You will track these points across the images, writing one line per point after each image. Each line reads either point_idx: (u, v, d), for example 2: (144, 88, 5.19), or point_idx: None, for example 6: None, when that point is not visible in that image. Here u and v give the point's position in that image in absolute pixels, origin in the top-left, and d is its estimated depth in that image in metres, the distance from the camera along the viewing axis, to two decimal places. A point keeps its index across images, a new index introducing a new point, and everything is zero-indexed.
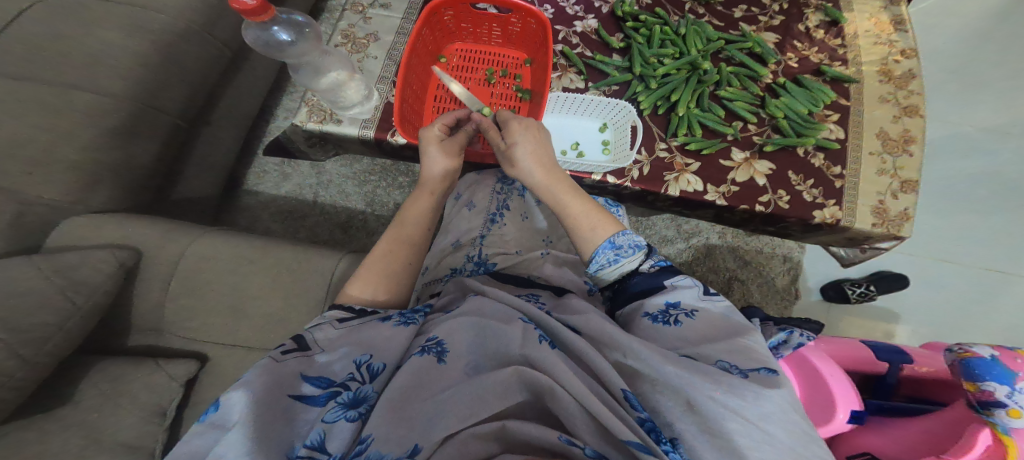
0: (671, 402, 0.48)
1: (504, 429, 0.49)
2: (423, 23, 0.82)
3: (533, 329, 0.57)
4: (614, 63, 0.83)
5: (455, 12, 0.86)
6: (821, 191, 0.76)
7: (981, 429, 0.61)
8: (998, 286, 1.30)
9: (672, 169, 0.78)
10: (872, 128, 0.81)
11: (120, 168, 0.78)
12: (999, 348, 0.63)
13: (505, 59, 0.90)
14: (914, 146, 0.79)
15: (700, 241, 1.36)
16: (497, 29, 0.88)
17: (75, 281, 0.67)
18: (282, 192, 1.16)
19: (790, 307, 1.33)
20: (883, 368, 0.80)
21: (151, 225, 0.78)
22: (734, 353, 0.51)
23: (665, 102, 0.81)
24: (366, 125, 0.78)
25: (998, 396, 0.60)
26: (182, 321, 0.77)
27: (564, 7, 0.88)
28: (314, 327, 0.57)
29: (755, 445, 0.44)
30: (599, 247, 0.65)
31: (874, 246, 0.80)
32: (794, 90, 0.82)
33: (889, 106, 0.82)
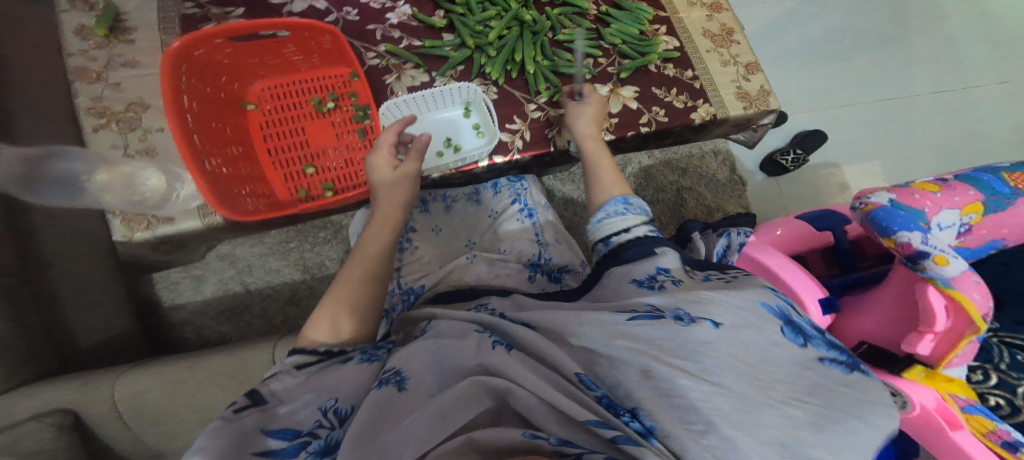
0: (627, 372, 0.45)
1: (471, 441, 0.45)
2: (192, 73, 0.74)
3: (488, 338, 0.56)
4: (447, 44, 0.80)
5: (232, 49, 0.79)
6: (687, 95, 0.76)
7: (926, 289, 0.55)
8: (899, 110, 1.41)
9: (552, 125, 0.78)
10: (696, 31, 0.81)
11: (33, 336, 0.69)
12: (896, 189, 0.61)
13: (323, 81, 0.86)
14: (736, 35, 0.81)
15: (635, 168, 1.32)
16: (295, 53, 0.83)
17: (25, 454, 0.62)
18: (207, 295, 1.08)
19: (744, 195, 1.33)
20: (830, 236, 0.79)
21: (63, 385, 0.70)
22: (693, 303, 0.48)
23: (513, 64, 0.79)
24: (203, 212, 0.79)
25: (916, 246, 0.56)
26: (169, 443, 0.78)
27: (367, 3, 0.82)
28: (269, 379, 0.53)
29: (708, 398, 0.41)
30: (612, 198, 0.65)
31: (759, 125, 0.81)
32: (618, 14, 0.80)
33: (699, 8, 0.84)
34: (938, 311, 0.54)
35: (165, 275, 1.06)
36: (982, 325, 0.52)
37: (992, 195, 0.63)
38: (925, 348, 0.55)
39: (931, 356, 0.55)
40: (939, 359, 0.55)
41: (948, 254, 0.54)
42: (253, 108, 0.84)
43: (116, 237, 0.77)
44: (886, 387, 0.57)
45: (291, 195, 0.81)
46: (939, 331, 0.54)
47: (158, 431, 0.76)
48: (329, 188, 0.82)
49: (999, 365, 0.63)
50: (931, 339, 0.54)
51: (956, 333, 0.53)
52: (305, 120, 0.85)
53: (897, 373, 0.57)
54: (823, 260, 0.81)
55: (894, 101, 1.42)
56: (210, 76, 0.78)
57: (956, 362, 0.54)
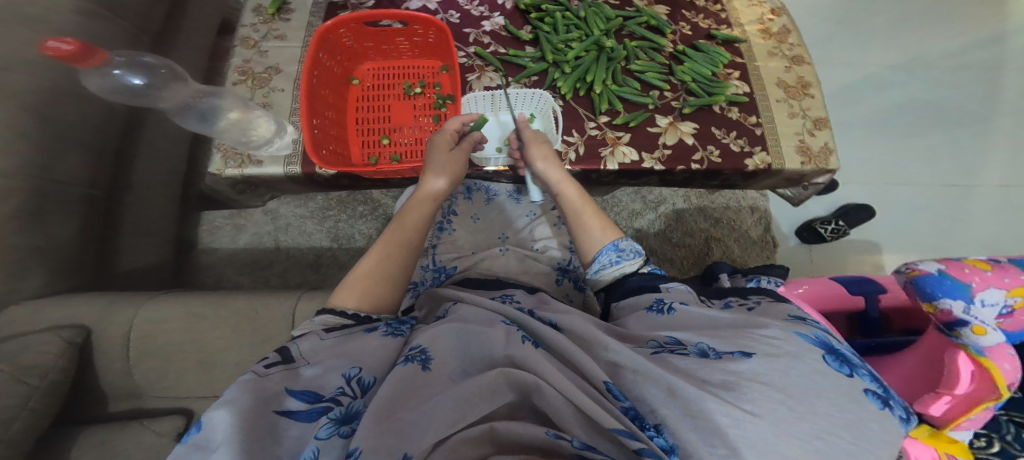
0: (654, 389, 0.48)
1: (493, 431, 0.46)
2: (318, 48, 0.81)
3: (516, 332, 0.57)
4: (527, 56, 0.85)
5: (352, 32, 0.85)
6: (745, 140, 0.78)
7: (957, 354, 0.57)
8: (943, 202, 1.40)
9: (605, 145, 0.79)
10: (770, 81, 0.84)
11: (45, 248, 0.71)
12: (946, 260, 0.60)
13: (420, 69, 0.92)
14: (812, 90, 0.83)
15: (667, 209, 1.36)
16: (403, 42, 0.89)
17: (24, 366, 0.63)
18: (240, 244, 1.14)
19: (773, 256, 1.34)
20: (861, 302, 0.82)
21: (91, 300, 0.74)
22: (722, 339, 0.51)
23: (583, 83, 0.82)
24: (289, 160, 0.76)
25: (956, 314, 0.57)
26: (155, 383, 0.75)
27: (468, 9, 0.88)
28: (300, 338, 0.54)
29: (736, 423, 0.42)
30: (603, 248, 0.68)
31: (813, 183, 0.82)
32: (692, 54, 0.84)
33: (778, 59, 0.86)
34: (965, 377, 0.57)
35: (211, 218, 1.14)
36: (1005, 392, 0.55)
37: None
38: (938, 409, 0.59)
39: (940, 416, 0.59)
40: (949, 420, 0.59)
41: (987, 325, 0.56)
42: (356, 83, 0.89)
43: (211, 169, 0.75)
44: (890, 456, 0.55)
45: (363, 160, 0.85)
46: (958, 394, 0.57)
47: (149, 365, 0.74)
48: (396, 159, 0.83)
49: (1005, 436, 0.60)
50: (945, 400, 0.58)
51: (975, 397, 0.56)
52: (393, 100, 0.89)
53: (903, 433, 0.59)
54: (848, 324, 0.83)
55: (942, 194, 1.41)
56: (335, 51, 0.85)
57: (966, 424, 0.58)
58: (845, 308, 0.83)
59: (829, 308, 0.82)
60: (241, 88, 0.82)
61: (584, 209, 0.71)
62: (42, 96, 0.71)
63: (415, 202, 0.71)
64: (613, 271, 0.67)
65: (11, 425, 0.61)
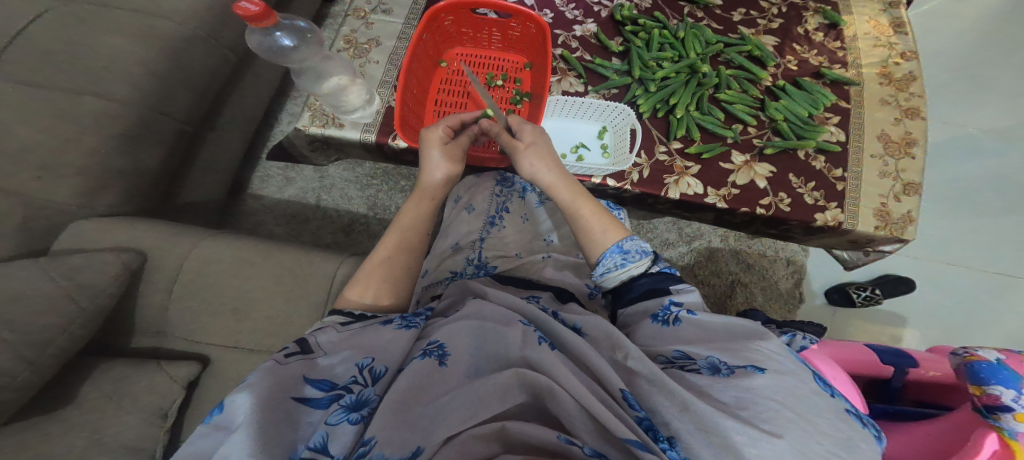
0: (667, 403, 0.48)
1: (504, 430, 0.46)
2: (424, 29, 0.83)
3: (533, 332, 0.56)
4: (613, 68, 0.85)
5: (456, 18, 0.87)
6: (821, 193, 0.77)
7: (987, 433, 0.57)
8: (1002, 291, 1.31)
9: (672, 172, 0.79)
10: (873, 132, 0.82)
11: (128, 172, 0.76)
12: (1008, 353, 0.60)
13: (505, 63, 0.92)
14: (916, 148, 0.80)
15: (702, 245, 1.35)
16: (497, 34, 0.90)
17: (80, 284, 0.65)
18: (285, 196, 1.15)
19: (794, 311, 1.32)
20: (889, 371, 0.80)
21: (154, 230, 0.77)
22: (732, 352, 0.51)
23: (664, 105, 0.81)
24: (367, 128, 0.78)
25: (1004, 400, 0.56)
26: (184, 324, 0.75)
27: (563, 11, 0.89)
28: (316, 330, 0.56)
29: (752, 443, 0.42)
30: (607, 250, 0.67)
31: (879, 250, 0.80)
32: (794, 92, 0.83)
33: (890, 108, 0.84)
34: (983, 453, 0.56)
35: (266, 166, 1.17)
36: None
37: None
38: None
39: None
40: None
41: None
42: (444, 66, 0.90)
43: (299, 124, 0.77)
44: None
45: None
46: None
47: (187, 304, 0.75)
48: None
49: None
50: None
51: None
52: (476, 87, 0.90)
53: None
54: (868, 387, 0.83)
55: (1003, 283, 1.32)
56: (434, 30, 0.86)
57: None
58: (870, 374, 0.81)
59: (855, 372, 0.80)
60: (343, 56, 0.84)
61: (579, 205, 0.71)
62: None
63: (414, 201, 0.73)
64: (620, 275, 0.66)
65: (45, 349, 0.62)
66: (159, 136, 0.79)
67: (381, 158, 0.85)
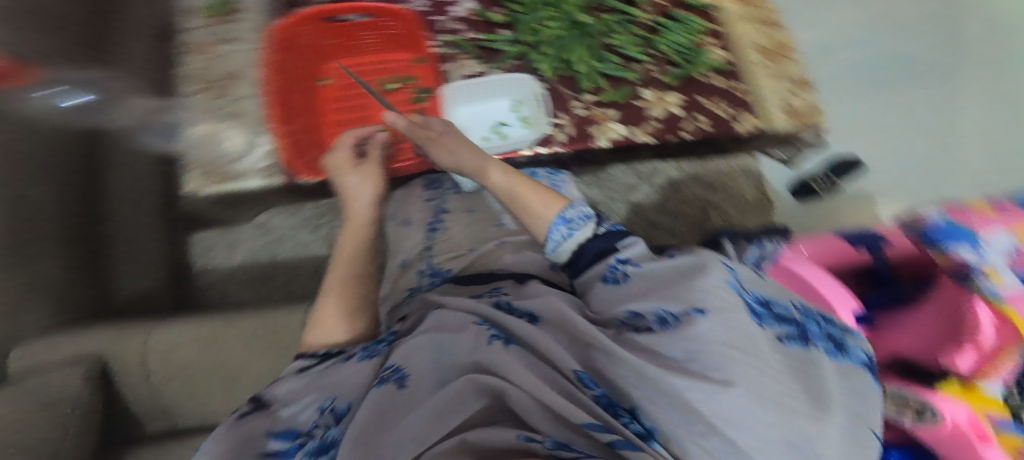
0: (625, 372, 0.45)
1: (464, 442, 0.44)
2: (286, 50, 0.81)
3: (488, 331, 0.56)
4: (502, 39, 0.84)
5: (316, 30, 0.85)
6: (732, 106, 0.80)
7: (975, 302, 0.55)
8: None
9: (594, 123, 0.79)
10: (749, 44, 0.86)
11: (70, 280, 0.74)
12: (954, 210, 0.63)
13: (391, 63, 0.89)
14: (789, 52, 0.88)
15: (663, 179, 1.35)
16: (368, 36, 0.88)
17: (54, 398, 0.62)
18: (236, 261, 1.13)
19: (770, 214, 1.34)
20: (863, 253, 0.74)
21: (103, 332, 0.73)
22: (672, 298, 0.48)
23: (564, 63, 0.82)
24: None
25: (967, 258, 0.58)
26: (188, 404, 0.76)
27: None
28: (273, 383, 0.53)
29: (706, 397, 0.40)
30: (551, 224, 0.65)
31: (801, 142, 0.84)
32: (671, 25, 0.84)
33: (752, 24, 0.88)
34: (984, 323, 0.54)
35: (201, 238, 1.12)
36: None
37: None
38: (967, 362, 0.53)
39: (968, 370, 0.53)
40: (980, 373, 0.52)
41: (1002, 268, 0.55)
42: (328, 83, 0.89)
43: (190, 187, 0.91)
44: (911, 399, 0.53)
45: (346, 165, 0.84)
46: (984, 346, 0.53)
47: (178, 386, 0.75)
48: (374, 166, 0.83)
49: None
50: (969, 349, 0.53)
51: (1002, 345, 0.52)
52: (369, 98, 0.88)
53: (930, 384, 0.53)
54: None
55: None
56: (299, 51, 0.84)
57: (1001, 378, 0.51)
58: (848, 261, 0.73)
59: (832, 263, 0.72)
60: None
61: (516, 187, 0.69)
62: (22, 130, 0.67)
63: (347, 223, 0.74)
64: (569, 244, 0.64)
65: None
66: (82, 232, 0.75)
67: (302, 192, 0.84)
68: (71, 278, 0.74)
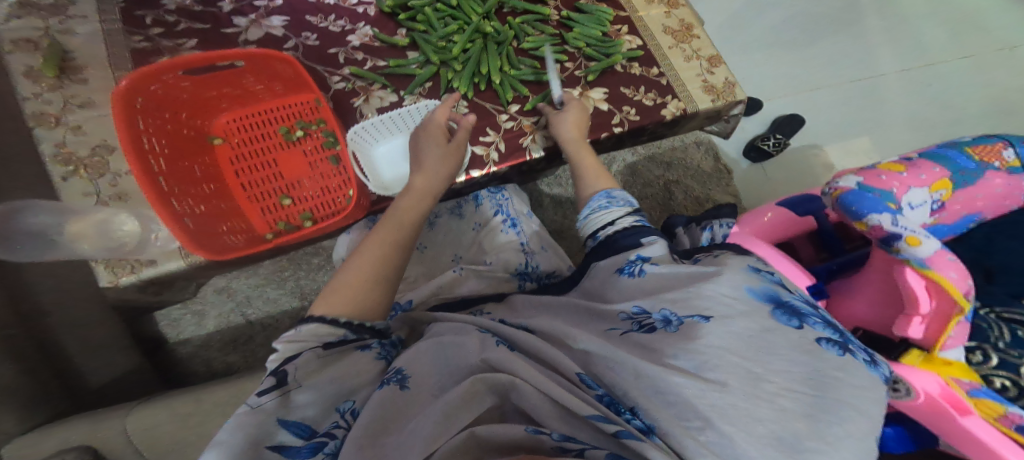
0: (622, 371, 0.48)
1: (474, 436, 0.45)
2: (151, 115, 0.78)
3: (489, 338, 0.59)
4: (413, 62, 0.84)
5: (184, 85, 0.81)
6: (655, 93, 0.81)
7: (905, 271, 0.57)
8: (871, 89, 1.45)
9: (524, 134, 0.81)
10: (657, 29, 0.87)
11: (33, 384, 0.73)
12: (863, 172, 0.63)
13: (291, 109, 0.90)
14: (695, 30, 0.87)
15: (620, 166, 1.34)
16: (253, 83, 0.87)
17: None
18: (210, 328, 1.13)
19: (732, 183, 1.34)
20: (813, 220, 0.81)
21: (76, 424, 0.74)
22: (677, 302, 0.51)
23: (480, 77, 0.83)
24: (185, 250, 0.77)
25: (887, 227, 0.57)
26: None
27: (326, 26, 0.88)
28: (292, 358, 0.51)
29: (701, 392, 0.42)
30: (596, 194, 0.71)
31: (730, 115, 0.85)
32: (578, 18, 0.86)
33: (657, 5, 0.89)
34: (919, 293, 0.56)
35: (167, 313, 1.12)
36: (965, 303, 0.53)
37: (959, 169, 0.65)
38: (915, 330, 0.57)
39: (923, 338, 0.57)
40: (933, 341, 0.56)
41: (920, 234, 0.56)
42: (221, 142, 0.87)
43: (102, 284, 0.74)
44: (886, 375, 0.55)
45: (269, 228, 0.84)
46: (925, 312, 0.56)
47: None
48: (307, 216, 0.84)
49: (997, 344, 0.60)
50: (919, 321, 0.57)
51: (944, 313, 0.55)
52: (276, 151, 0.88)
53: (896, 360, 0.57)
54: (810, 245, 0.83)
55: (867, 80, 1.46)
56: (169, 113, 0.81)
57: (953, 342, 0.55)
58: (798, 230, 0.81)
59: (780, 234, 0.81)
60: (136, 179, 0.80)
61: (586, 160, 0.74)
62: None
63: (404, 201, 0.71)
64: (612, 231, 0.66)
65: None
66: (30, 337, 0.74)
67: (239, 265, 0.84)
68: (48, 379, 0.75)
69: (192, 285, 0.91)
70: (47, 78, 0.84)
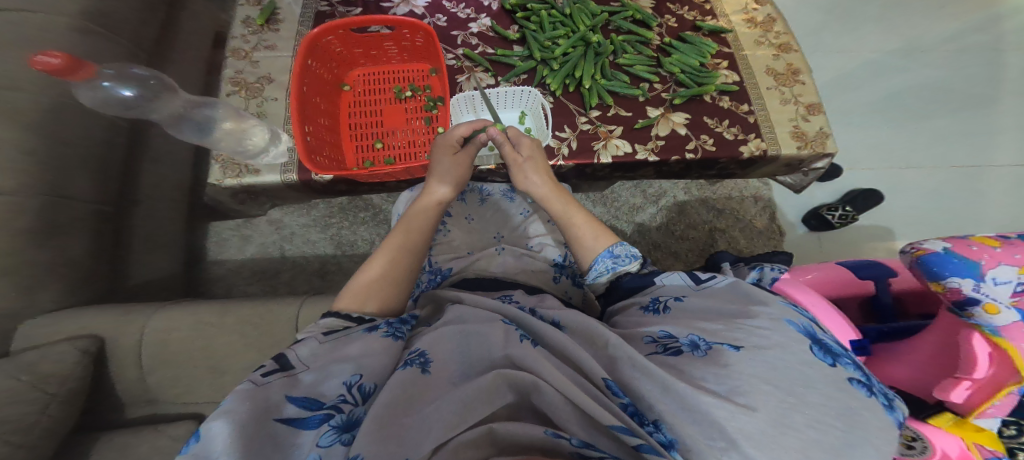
0: (649, 386, 0.48)
1: (492, 432, 0.46)
2: (308, 55, 0.84)
3: (515, 330, 0.57)
4: (516, 55, 0.88)
5: (339, 39, 0.88)
6: (738, 128, 0.81)
7: (972, 335, 0.55)
8: (960, 183, 1.38)
9: (598, 138, 0.81)
10: (759, 69, 0.87)
11: (76, 260, 0.76)
12: (952, 238, 0.57)
13: (410, 73, 0.95)
14: (803, 75, 0.87)
15: (669, 201, 1.35)
16: (392, 47, 0.93)
17: (42, 375, 0.67)
18: (247, 255, 1.18)
19: (780, 244, 1.32)
20: (871, 286, 0.81)
21: (104, 311, 0.76)
22: (709, 332, 0.52)
23: (573, 79, 0.85)
24: (286, 169, 0.79)
25: (966, 292, 0.53)
26: (169, 389, 0.78)
27: (455, 12, 0.92)
28: (296, 344, 0.54)
29: (732, 416, 0.43)
30: (598, 256, 0.69)
31: (812, 168, 0.85)
32: (680, 46, 0.88)
33: (765, 47, 0.90)
34: (982, 360, 0.55)
35: (218, 231, 1.18)
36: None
37: None
38: (959, 394, 0.58)
39: (962, 402, 0.58)
40: (973, 407, 0.58)
41: (1001, 303, 0.52)
42: (347, 89, 0.92)
43: (210, 180, 0.77)
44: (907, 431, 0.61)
45: (358, 165, 0.88)
46: (977, 379, 0.56)
47: (162, 372, 0.77)
48: (390, 162, 0.87)
49: None
50: (967, 386, 0.57)
51: (995, 383, 0.55)
52: (386, 104, 0.92)
53: (924, 420, 0.62)
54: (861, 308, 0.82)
55: (960, 173, 1.39)
56: (324, 58, 0.88)
57: (992, 411, 0.56)
58: (854, 292, 0.81)
59: (839, 293, 0.81)
60: (235, 99, 0.85)
61: (572, 214, 0.73)
62: (45, 114, 0.73)
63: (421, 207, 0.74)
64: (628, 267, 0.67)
65: (32, 432, 0.63)
66: (86, 215, 0.78)
67: (311, 194, 0.86)
68: (82, 260, 0.77)
69: (267, 203, 0.94)
70: (254, 24, 0.92)
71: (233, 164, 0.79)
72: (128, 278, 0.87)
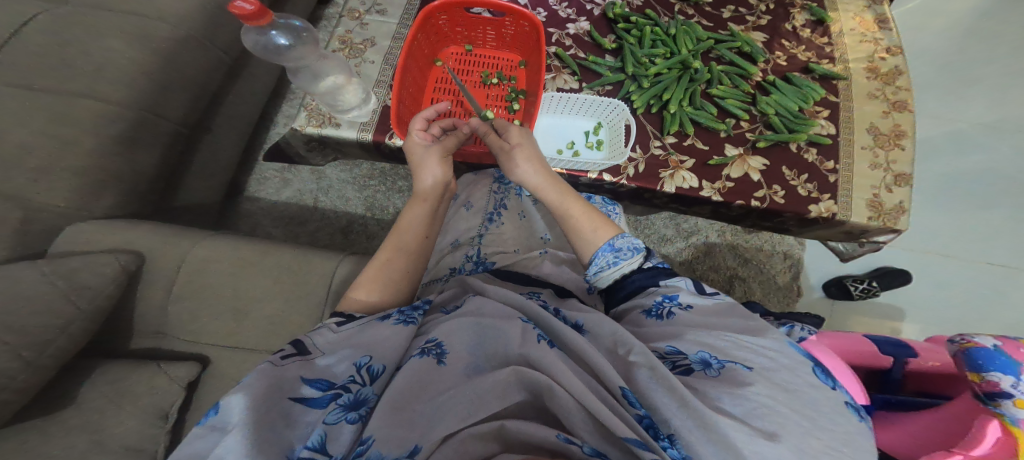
0: (666, 399, 0.46)
1: (503, 429, 0.45)
2: (419, 27, 0.86)
3: (533, 329, 0.54)
4: (606, 64, 0.89)
5: (449, 16, 0.90)
6: (814, 185, 0.81)
7: (990, 421, 0.56)
8: None
9: (666, 166, 0.82)
10: (863, 125, 0.87)
11: (126, 175, 0.79)
12: (1005, 339, 0.59)
13: (501, 61, 0.96)
14: (905, 140, 0.85)
15: (699, 240, 1.35)
16: (491, 32, 0.94)
17: (78, 285, 0.67)
18: (281, 198, 1.19)
19: (793, 304, 1.32)
20: (887, 361, 0.77)
21: (153, 232, 0.78)
22: (718, 349, 0.51)
23: (658, 100, 0.86)
24: (364, 128, 0.81)
25: (1003, 386, 0.55)
26: (184, 324, 0.76)
27: (557, 10, 0.94)
28: (314, 330, 0.53)
29: (750, 440, 0.42)
30: (599, 249, 0.66)
31: (873, 240, 0.86)
32: (784, 87, 0.88)
33: (877, 102, 0.89)
34: (988, 440, 0.55)
35: (260, 170, 1.20)
36: None
37: None
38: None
39: None
40: None
41: None
42: (439, 64, 0.93)
43: (295, 124, 0.80)
44: None
45: None
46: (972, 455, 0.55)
47: (185, 306, 0.76)
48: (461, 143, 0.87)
49: None
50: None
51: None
52: (470, 85, 0.93)
53: None
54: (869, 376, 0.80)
55: None
56: (430, 28, 0.90)
57: None
58: (869, 365, 0.77)
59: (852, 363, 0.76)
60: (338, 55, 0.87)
61: (567, 204, 0.70)
62: (159, 59, 0.80)
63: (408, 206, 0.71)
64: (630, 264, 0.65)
65: (46, 350, 0.64)
66: (154, 137, 0.81)
67: (378, 157, 0.88)
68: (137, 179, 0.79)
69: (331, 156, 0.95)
70: None
71: (318, 114, 0.82)
72: (171, 202, 0.92)
